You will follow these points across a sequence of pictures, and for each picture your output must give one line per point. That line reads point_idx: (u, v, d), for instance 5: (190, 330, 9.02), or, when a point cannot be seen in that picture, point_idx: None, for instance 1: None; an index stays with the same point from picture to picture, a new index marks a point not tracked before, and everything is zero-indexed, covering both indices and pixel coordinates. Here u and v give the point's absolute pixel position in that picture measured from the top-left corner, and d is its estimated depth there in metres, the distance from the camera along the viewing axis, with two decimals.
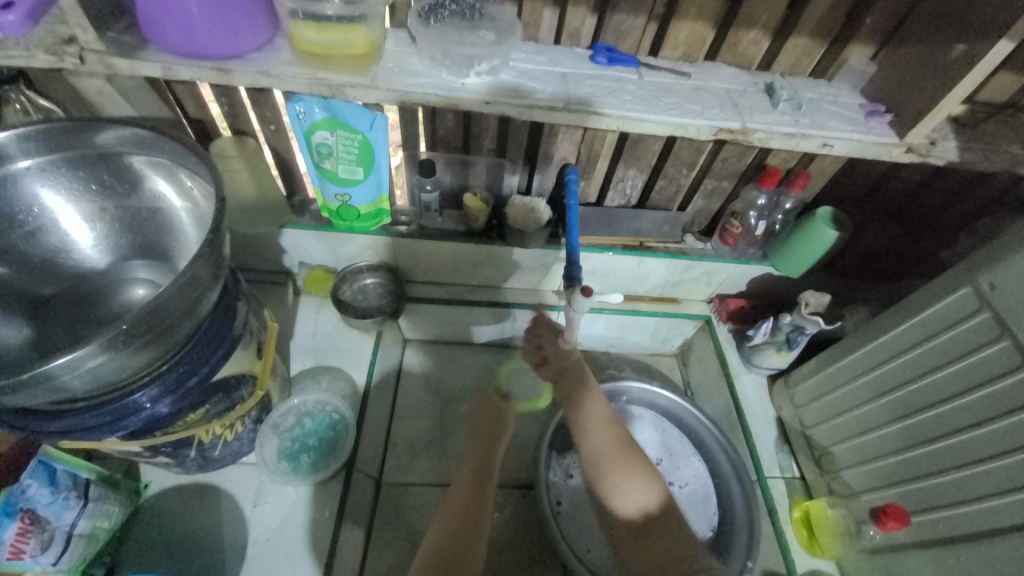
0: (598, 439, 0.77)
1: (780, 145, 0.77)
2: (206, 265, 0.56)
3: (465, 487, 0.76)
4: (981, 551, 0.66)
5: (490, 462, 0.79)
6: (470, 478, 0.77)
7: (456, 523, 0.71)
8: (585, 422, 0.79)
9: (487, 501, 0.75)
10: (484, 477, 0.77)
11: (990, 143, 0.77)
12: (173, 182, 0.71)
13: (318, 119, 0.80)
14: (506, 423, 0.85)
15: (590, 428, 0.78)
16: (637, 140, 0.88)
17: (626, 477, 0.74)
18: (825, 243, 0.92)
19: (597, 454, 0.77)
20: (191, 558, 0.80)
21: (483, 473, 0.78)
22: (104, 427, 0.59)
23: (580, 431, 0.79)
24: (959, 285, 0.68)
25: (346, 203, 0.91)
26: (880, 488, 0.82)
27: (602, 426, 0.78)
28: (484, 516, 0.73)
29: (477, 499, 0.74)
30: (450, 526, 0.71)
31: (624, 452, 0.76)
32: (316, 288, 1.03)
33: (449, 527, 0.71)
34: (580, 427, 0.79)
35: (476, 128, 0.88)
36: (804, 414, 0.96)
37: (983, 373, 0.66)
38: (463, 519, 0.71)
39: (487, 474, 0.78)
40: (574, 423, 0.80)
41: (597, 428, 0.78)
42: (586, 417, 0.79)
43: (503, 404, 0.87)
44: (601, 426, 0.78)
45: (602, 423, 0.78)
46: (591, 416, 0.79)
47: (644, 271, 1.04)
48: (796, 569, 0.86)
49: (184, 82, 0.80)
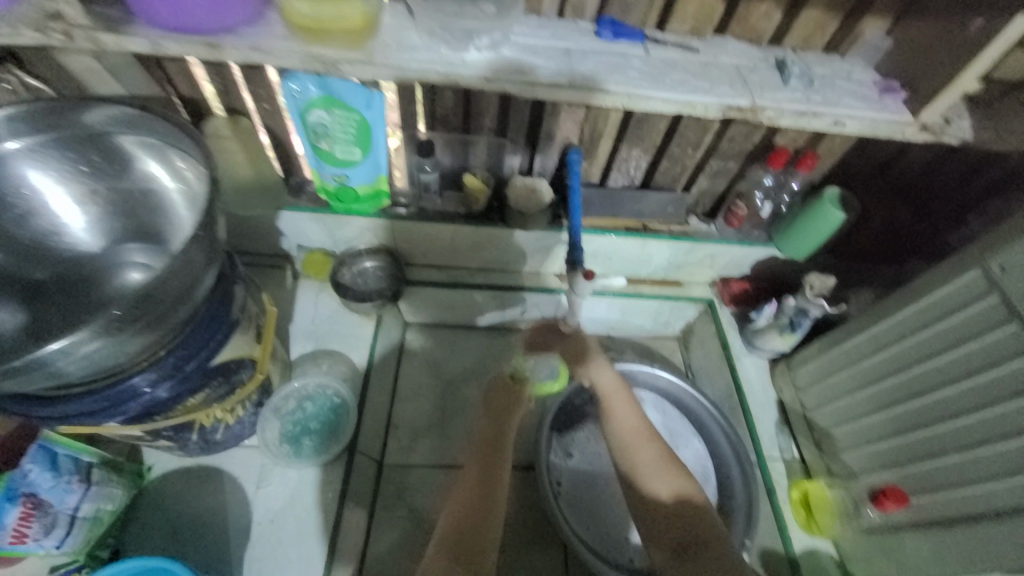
0: (642, 458, 0.72)
1: (791, 125, 0.75)
2: (199, 247, 0.55)
3: (474, 474, 0.73)
4: (979, 533, 0.66)
5: (501, 448, 0.76)
6: (479, 463, 0.74)
7: (465, 513, 0.68)
8: (627, 440, 0.74)
9: (501, 493, 0.71)
10: (497, 466, 0.74)
11: (1005, 121, 0.75)
12: (165, 163, 0.69)
13: (313, 97, 0.77)
14: (519, 403, 0.82)
15: (634, 446, 0.73)
16: (642, 119, 0.85)
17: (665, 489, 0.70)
18: (831, 224, 0.90)
19: (640, 474, 0.72)
20: (195, 538, 0.81)
21: (493, 457, 0.75)
22: (103, 412, 0.59)
23: (625, 455, 0.74)
24: (968, 267, 0.67)
25: (344, 184, 0.89)
26: (879, 469, 0.82)
27: (644, 442, 0.74)
28: (496, 508, 0.69)
29: (488, 487, 0.71)
30: (461, 518, 0.68)
31: (671, 475, 0.71)
32: (314, 271, 1.02)
33: (457, 517, 0.68)
34: (623, 448, 0.74)
35: (476, 107, 0.85)
36: (806, 395, 0.96)
37: (990, 357, 0.65)
38: (473, 510, 0.68)
39: (499, 461, 0.74)
40: (614, 441, 0.76)
41: (638, 444, 0.73)
42: (626, 433, 0.75)
43: (516, 385, 0.85)
44: (643, 441, 0.74)
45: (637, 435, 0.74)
46: (633, 433, 0.75)
47: (647, 254, 1.03)
48: (794, 548, 0.87)
49: (174, 58, 0.77)
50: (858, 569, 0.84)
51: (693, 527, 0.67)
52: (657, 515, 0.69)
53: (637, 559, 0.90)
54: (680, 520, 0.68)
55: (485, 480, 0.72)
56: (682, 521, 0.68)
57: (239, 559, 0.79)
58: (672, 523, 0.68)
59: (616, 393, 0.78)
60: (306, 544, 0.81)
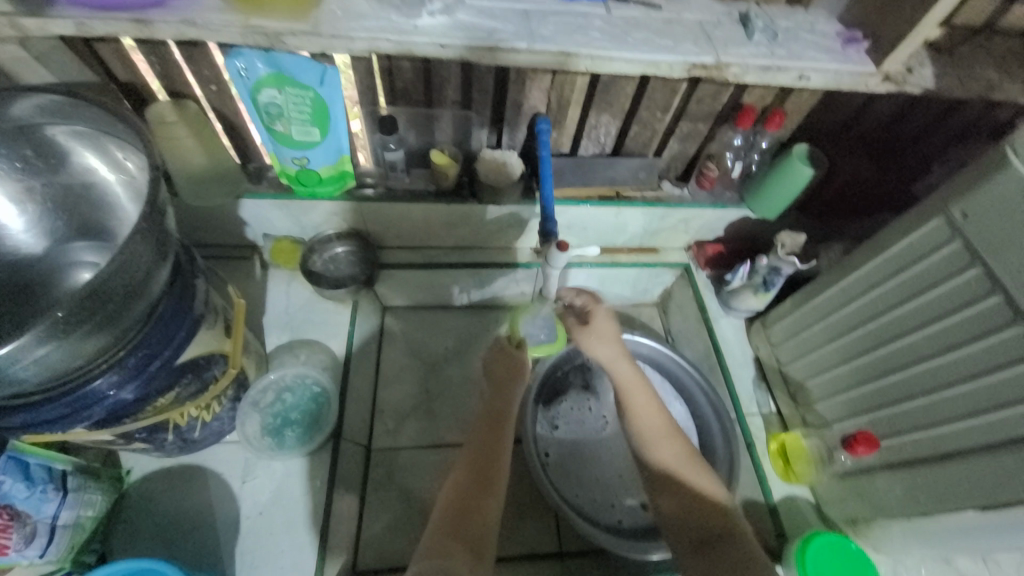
0: (662, 454, 0.72)
1: (756, 81, 0.74)
2: (145, 241, 0.52)
3: (476, 454, 0.73)
4: (944, 469, 0.70)
5: (504, 427, 0.76)
6: (481, 441, 0.74)
7: (465, 491, 0.68)
8: (646, 436, 0.73)
9: (503, 475, 0.71)
10: (499, 445, 0.73)
11: (966, 69, 0.76)
12: (105, 155, 0.66)
13: (262, 75, 0.73)
14: (523, 372, 0.80)
15: (653, 444, 0.73)
16: (608, 84, 0.83)
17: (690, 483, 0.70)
18: (799, 181, 0.91)
19: (659, 468, 0.72)
20: (182, 537, 0.80)
21: (496, 436, 0.74)
22: (67, 420, 0.57)
23: (644, 450, 0.73)
24: (932, 216, 0.68)
25: (305, 168, 0.86)
26: (851, 417, 0.85)
27: (665, 440, 0.73)
28: (498, 488, 0.70)
29: (491, 466, 0.71)
30: (462, 496, 0.68)
31: (692, 476, 0.70)
32: (284, 260, 0.99)
33: (455, 494, 0.68)
34: (642, 444, 0.73)
35: (437, 78, 0.82)
36: (780, 351, 0.99)
37: (953, 302, 0.68)
38: (473, 490, 0.69)
39: (500, 440, 0.74)
40: (632, 435, 0.75)
41: (660, 441, 0.73)
42: (646, 428, 0.74)
43: (517, 350, 0.80)
44: (664, 439, 0.73)
45: (660, 433, 0.73)
46: (655, 429, 0.73)
47: (622, 222, 1.03)
48: (773, 497, 0.91)
49: (107, 40, 0.71)
50: (834, 510, 0.88)
51: (709, 523, 0.67)
52: (671, 507, 0.70)
53: (626, 520, 0.93)
54: (695, 513, 0.68)
55: (488, 458, 0.71)
56: (698, 515, 0.68)
57: (230, 553, 0.79)
58: (686, 517, 0.69)
59: (632, 385, 0.76)
60: (297, 532, 0.81)
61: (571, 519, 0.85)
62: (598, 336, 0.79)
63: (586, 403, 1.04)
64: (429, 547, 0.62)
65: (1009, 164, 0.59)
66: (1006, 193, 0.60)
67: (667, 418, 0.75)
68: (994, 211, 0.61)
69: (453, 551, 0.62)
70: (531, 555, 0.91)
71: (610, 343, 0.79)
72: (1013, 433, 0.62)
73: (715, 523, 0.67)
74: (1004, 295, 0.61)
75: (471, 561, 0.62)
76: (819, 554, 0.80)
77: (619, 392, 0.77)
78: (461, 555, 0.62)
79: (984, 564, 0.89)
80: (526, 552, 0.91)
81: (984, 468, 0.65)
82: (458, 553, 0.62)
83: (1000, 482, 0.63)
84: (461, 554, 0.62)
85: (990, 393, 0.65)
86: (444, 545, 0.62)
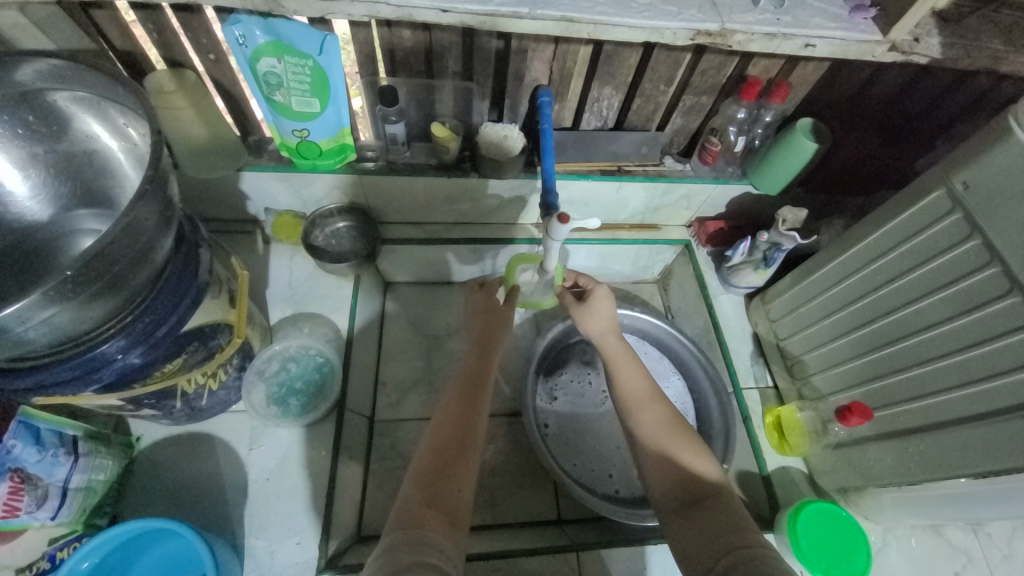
0: (648, 420, 0.74)
1: (761, 49, 0.73)
2: (149, 205, 0.53)
3: (451, 419, 0.72)
4: (936, 439, 0.71)
5: (480, 393, 0.75)
6: (457, 410, 0.73)
7: (439, 455, 0.67)
8: (630, 402, 0.76)
9: (477, 444, 0.70)
10: (475, 411, 0.73)
11: (973, 38, 0.74)
12: (106, 122, 0.66)
13: (261, 43, 0.73)
14: (505, 325, 0.85)
15: (638, 409, 0.75)
16: (611, 53, 0.82)
17: (681, 449, 0.70)
18: (802, 156, 0.90)
19: (647, 436, 0.72)
20: (191, 502, 0.82)
21: (471, 404, 0.73)
22: (76, 382, 0.58)
23: (633, 418, 0.74)
24: (933, 187, 0.68)
25: (306, 140, 0.85)
26: (847, 389, 0.86)
27: (648, 406, 0.75)
28: (472, 455, 0.69)
29: (466, 432, 0.70)
30: (437, 458, 0.67)
31: (676, 443, 0.71)
32: (286, 234, 0.99)
33: (428, 459, 0.67)
34: (630, 411, 0.75)
35: (437, 47, 0.81)
36: (779, 326, 1.00)
37: (951, 273, 0.68)
38: (449, 455, 0.68)
39: (474, 407, 0.73)
40: (621, 404, 0.77)
41: (643, 407, 0.75)
42: (630, 395, 0.76)
43: (503, 305, 0.87)
44: (647, 405, 0.75)
45: (646, 401, 0.75)
46: (637, 395, 0.76)
47: (623, 197, 1.02)
48: (767, 468, 0.93)
49: (103, 7, 0.71)
50: (826, 480, 0.90)
51: (692, 487, 0.67)
52: (654, 473, 0.70)
53: (622, 490, 0.95)
54: (678, 479, 0.68)
55: (463, 424, 0.71)
56: (681, 481, 0.68)
57: (238, 517, 0.81)
58: (669, 483, 0.68)
59: (621, 357, 0.80)
60: (302, 497, 0.83)
61: (567, 487, 0.87)
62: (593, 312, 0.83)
63: (586, 376, 1.06)
64: (400, 512, 0.61)
65: (1011, 133, 0.59)
66: (1010, 160, 0.59)
67: (653, 387, 0.77)
68: (997, 182, 0.61)
69: (428, 519, 0.60)
70: (531, 521, 0.94)
71: (601, 319, 0.83)
72: (1006, 403, 0.63)
73: (700, 487, 0.66)
74: (1002, 266, 0.62)
75: (448, 527, 0.60)
76: (811, 526, 0.82)
77: (608, 364, 0.80)
78: (435, 521, 0.60)
79: (972, 533, 0.91)
80: (525, 520, 0.93)
81: (977, 437, 0.66)
82: (434, 520, 0.60)
83: (991, 451, 0.65)
84: (437, 522, 0.60)
85: (986, 362, 0.65)
86: (421, 511, 0.60)
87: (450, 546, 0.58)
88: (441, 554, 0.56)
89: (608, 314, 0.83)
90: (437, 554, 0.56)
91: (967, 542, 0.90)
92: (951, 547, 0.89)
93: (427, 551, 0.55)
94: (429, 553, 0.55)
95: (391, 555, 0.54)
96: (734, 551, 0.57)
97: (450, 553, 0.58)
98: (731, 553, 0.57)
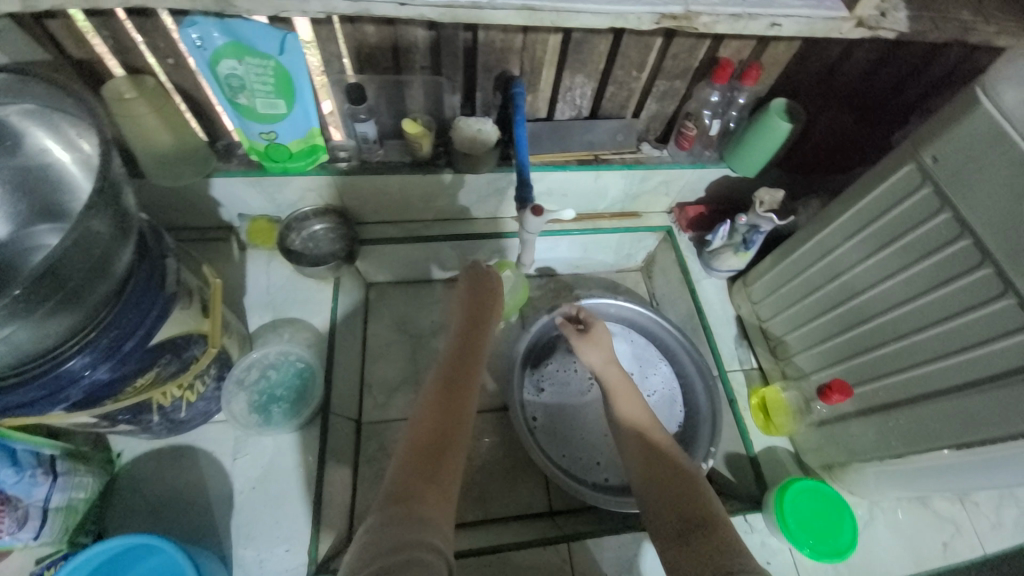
0: (643, 447, 0.75)
1: (727, 30, 0.73)
2: (101, 216, 0.51)
3: (438, 397, 0.70)
4: (914, 412, 0.72)
5: (466, 377, 0.74)
6: (442, 387, 0.72)
7: (432, 434, 0.65)
8: (628, 430, 0.78)
9: (466, 421, 0.68)
10: (463, 393, 0.72)
11: (941, 11, 0.74)
12: (56, 134, 0.64)
13: (219, 46, 0.71)
14: (490, 311, 0.86)
15: (635, 435, 0.77)
16: (581, 40, 0.81)
17: (676, 475, 0.70)
18: (777, 137, 0.90)
19: (646, 464, 0.73)
20: (176, 515, 0.81)
21: (461, 387, 0.72)
22: (41, 402, 0.57)
23: (630, 445, 0.76)
24: (904, 162, 0.69)
25: (274, 142, 0.84)
26: (827, 367, 0.87)
27: (643, 433, 0.77)
28: (461, 432, 0.67)
29: (455, 411, 0.68)
30: (429, 436, 0.65)
31: (664, 469, 0.72)
32: (261, 240, 0.98)
33: (419, 437, 0.65)
34: (627, 438, 0.77)
35: (403, 42, 0.79)
36: (761, 308, 1.00)
37: (924, 248, 0.68)
38: (441, 433, 0.65)
39: (464, 386, 0.73)
40: (621, 435, 0.79)
41: (637, 431, 0.77)
42: (629, 424, 0.78)
43: (489, 297, 0.88)
44: (644, 432, 0.77)
45: (643, 429, 0.77)
46: (634, 422, 0.78)
47: (602, 186, 1.02)
48: (754, 448, 0.93)
49: (57, 16, 0.69)
50: (811, 458, 0.91)
51: (688, 513, 0.65)
52: (653, 505, 0.68)
53: (611, 478, 0.95)
54: (676, 507, 0.66)
55: (453, 403, 0.69)
56: (679, 509, 0.66)
57: (224, 528, 0.80)
58: (667, 512, 0.67)
59: (619, 388, 0.83)
60: (290, 504, 0.82)
61: (556, 479, 0.87)
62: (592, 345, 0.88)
63: (571, 364, 1.06)
64: (393, 488, 0.57)
65: (978, 104, 0.59)
66: (978, 133, 0.59)
67: (651, 417, 0.79)
68: (964, 154, 0.61)
69: (423, 493, 0.57)
70: (523, 514, 0.94)
71: (599, 352, 0.88)
72: (980, 374, 0.64)
73: (689, 512, 0.65)
74: (974, 238, 0.62)
75: (442, 501, 0.57)
76: (798, 505, 0.83)
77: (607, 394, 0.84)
78: (430, 495, 0.57)
79: (959, 504, 0.93)
80: (517, 514, 0.94)
81: (957, 409, 0.66)
82: (431, 495, 0.57)
83: (969, 421, 0.65)
84: (432, 496, 0.57)
85: (961, 333, 0.66)
86: (415, 486, 0.57)
87: (445, 522, 0.55)
88: (439, 530, 0.53)
89: (607, 345, 0.89)
90: (434, 532, 0.52)
91: (954, 513, 0.92)
92: (938, 517, 0.91)
93: (424, 528, 0.52)
94: (426, 529, 0.52)
95: (385, 532, 0.51)
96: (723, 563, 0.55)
97: (447, 529, 0.54)
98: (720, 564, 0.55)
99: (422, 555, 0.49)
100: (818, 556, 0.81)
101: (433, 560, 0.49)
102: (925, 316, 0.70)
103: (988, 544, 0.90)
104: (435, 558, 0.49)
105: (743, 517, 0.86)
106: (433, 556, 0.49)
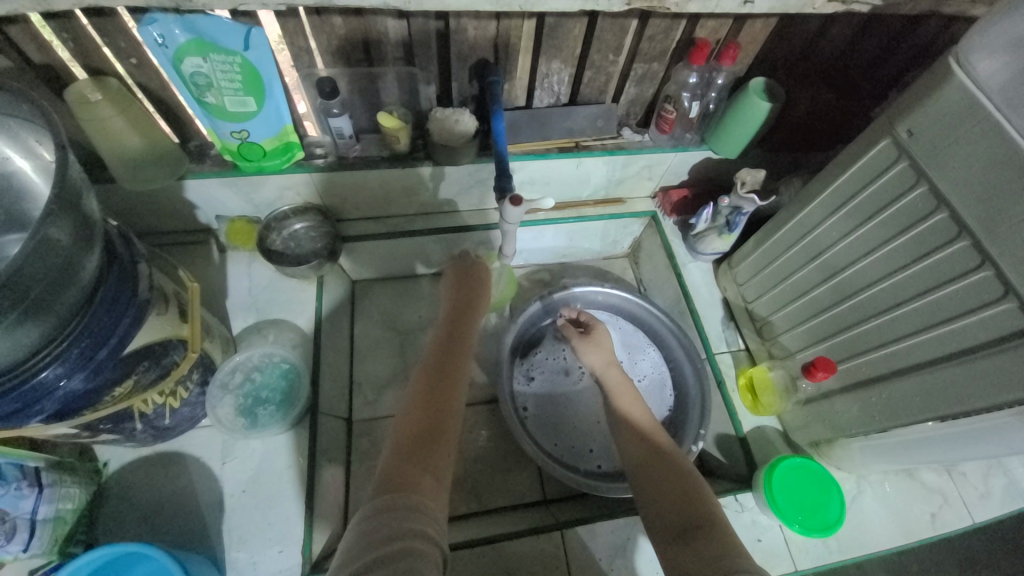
0: (643, 445, 0.76)
1: (700, 9, 0.72)
2: (60, 224, 0.50)
3: (425, 388, 0.70)
4: (897, 386, 0.73)
5: (453, 368, 0.73)
6: (429, 375, 0.72)
7: (423, 424, 0.65)
8: (629, 429, 0.79)
9: (456, 411, 0.68)
10: (452, 384, 0.71)
11: None
12: (15, 142, 0.62)
13: (182, 43, 0.69)
14: (477, 300, 0.86)
15: (636, 434, 0.78)
16: (555, 26, 0.79)
17: (675, 471, 0.71)
18: (757, 117, 0.89)
19: (646, 461, 0.74)
20: (166, 522, 0.80)
21: (452, 377, 0.72)
22: (17, 415, 0.57)
23: (631, 442, 0.77)
24: (880, 137, 0.68)
25: (246, 141, 0.82)
26: (811, 345, 0.88)
27: (644, 432, 0.78)
28: (452, 422, 0.67)
29: (445, 400, 0.68)
30: (420, 426, 0.64)
31: (663, 468, 0.72)
32: (241, 241, 0.96)
33: (410, 427, 0.64)
34: (628, 435, 0.78)
35: (374, 33, 0.78)
36: (746, 289, 1.00)
37: (903, 223, 0.68)
38: (431, 423, 0.65)
39: (453, 375, 0.72)
40: (620, 432, 0.80)
41: (638, 430, 0.78)
42: (629, 422, 0.80)
43: (477, 291, 0.87)
44: (644, 431, 0.78)
45: (645, 428, 0.78)
46: (636, 421, 0.80)
47: (584, 173, 1.01)
48: (743, 429, 0.94)
49: (15, 21, 0.66)
50: (799, 436, 0.92)
51: (688, 510, 0.66)
52: (652, 505, 0.69)
53: (604, 464, 0.96)
54: (675, 506, 0.67)
55: (443, 393, 0.69)
56: (679, 508, 0.66)
57: (216, 532, 0.80)
58: (667, 512, 0.67)
59: (622, 389, 0.85)
60: (282, 505, 0.82)
61: (547, 468, 0.88)
62: (596, 347, 0.91)
63: (560, 353, 1.06)
64: (385, 477, 0.57)
65: (951, 76, 0.59)
66: (953, 104, 0.59)
67: (652, 418, 0.80)
68: (938, 126, 0.61)
69: (417, 482, 0.56)
70: (518, 503, 0.95)
71: (600, 354, 0.90)
72: (957, 346, 0.65)
73: (689, 516, 0.65)
74: (950, 211, 0.62)
75: (435, 489, 0.57)
76: (786, 482, 0.84)
77: (609, 394, 0.85)
78: (423, 484, 0.57)
79: (946, 475, 0.94)
80: (512, 503, 0.95)
81: (938, 382, 0.67)
82: (425, 483, 0.57)
83: (949, 394, 0.66)
84: (425, 483, 0.57)
85: (940, 307, 0.66)
86: (409, 473, 0.57)
87: (438, 509, 0.55)
88: (432, 520, 0.53)
89: (608, 345, 0.92)
90: (426, 521, 0.52)
91: (941, 484, 0.93)
92: (925, 489, 0.92)
93: (417, 517, 0.52)
94: (419, 518, 0.52)
95: (378, 522, 0.51)
96: (725, 561, 0.56)
97: (438, 517, 0.54)
98: (721, 562, 0.56)
99: (415, 545, 0.49)
100: (807, 532, 0.82)
101: (425, 550, 0.49)
102: (903, 293, 0.71)
103: (977, 513, 0.92)
104: (427, 548, 0.49)
105: (734, 497, 0.87)
106: (425, 546, 0.49)
